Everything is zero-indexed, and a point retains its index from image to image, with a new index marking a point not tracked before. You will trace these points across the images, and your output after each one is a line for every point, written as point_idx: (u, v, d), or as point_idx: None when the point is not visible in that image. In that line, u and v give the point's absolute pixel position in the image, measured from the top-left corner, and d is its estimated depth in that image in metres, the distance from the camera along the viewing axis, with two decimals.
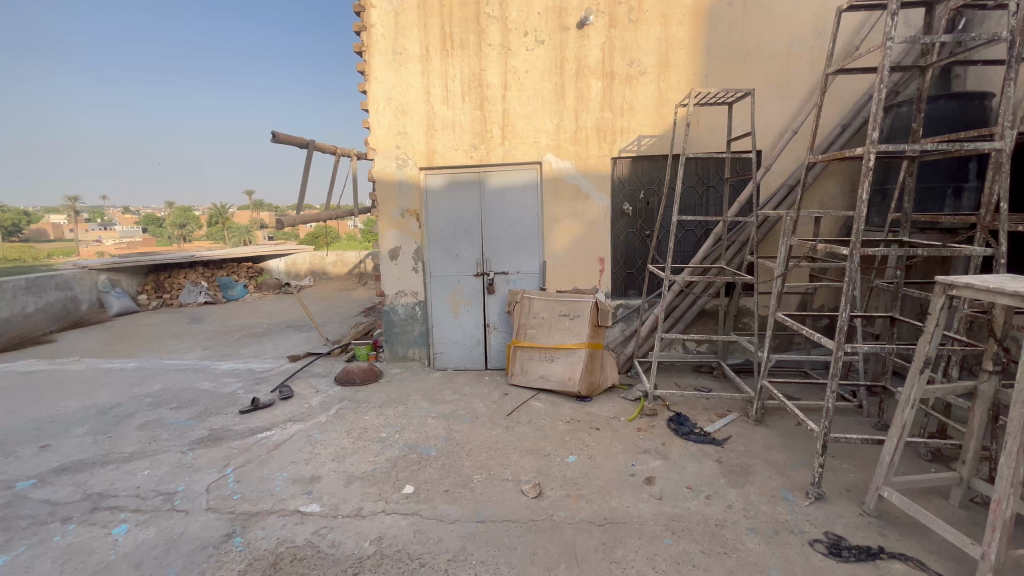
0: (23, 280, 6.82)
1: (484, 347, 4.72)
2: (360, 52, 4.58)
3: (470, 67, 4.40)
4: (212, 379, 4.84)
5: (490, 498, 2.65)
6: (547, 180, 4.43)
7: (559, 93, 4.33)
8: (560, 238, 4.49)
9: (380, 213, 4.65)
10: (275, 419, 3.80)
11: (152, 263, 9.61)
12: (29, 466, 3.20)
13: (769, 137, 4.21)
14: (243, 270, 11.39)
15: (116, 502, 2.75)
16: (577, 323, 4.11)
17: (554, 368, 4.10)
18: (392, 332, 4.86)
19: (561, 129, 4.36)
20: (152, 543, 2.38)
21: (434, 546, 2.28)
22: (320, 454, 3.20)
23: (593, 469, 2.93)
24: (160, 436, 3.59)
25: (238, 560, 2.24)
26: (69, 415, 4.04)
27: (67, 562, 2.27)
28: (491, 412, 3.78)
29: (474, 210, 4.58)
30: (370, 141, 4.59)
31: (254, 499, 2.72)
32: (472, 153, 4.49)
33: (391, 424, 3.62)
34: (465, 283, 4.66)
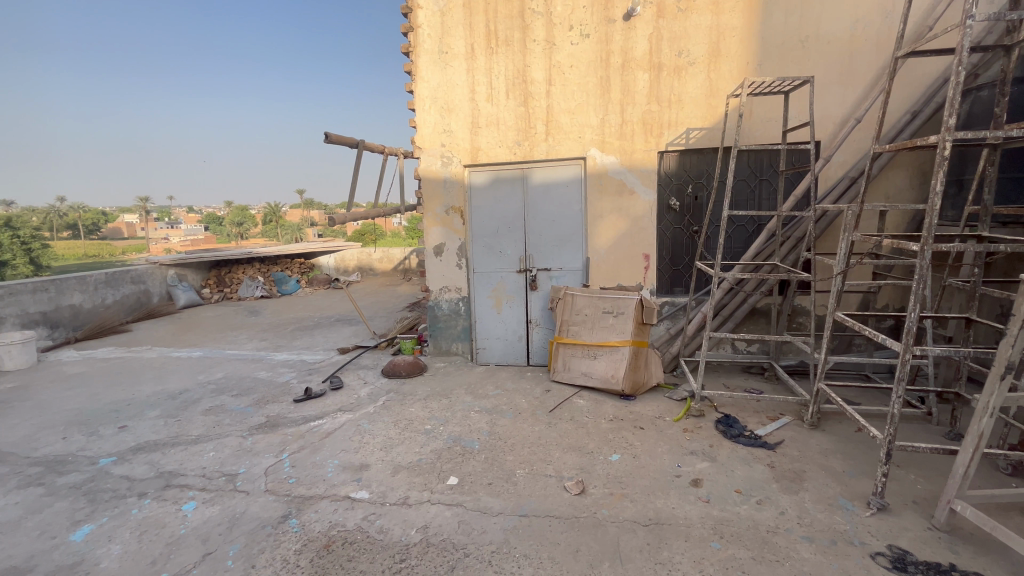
0: (104, 274, 7.44)
1: (526, 343, 4.74)
2: (407, 52, 4.68)
3: (514, 64, 4.41)
4: (269, 369, 5.11)
5: (532, 493, 2.67)
6: (591, 175, 4.38)
7: (604, 87, 4.26)
8: (604, 234, 4.44)
9: (425, 209, 4.75)
10: (326, 408, 3.97)
11: (214, 259, 10.23)
12: (111, 444, 3.50)
13: (829, 127, 3.99)
14: (296, 266, 11.92)
15: (185, 481, 2.96)
16: (621, 321, 4.05)
17: (597, 365, 4.07)
18: (436, 327, 4.97)
19: (606, 123, 4.30)
20: (217, 520, 2.55)
21: (478, 537, 2.32)
22: (369, 443, 3.32)
23: (637, 468, 2.88)
24: (222, 421, 3.83)
25: (294, 540, 2.36)
26: (144, 399, 4.38)
27: (143, 533, 2.47)
28: (533, 407, 3.79)
29: (517, 207, 4.59)
30: (417, 140, 4.68)
31: (307, 483, 2.86)
32: (516, 149, 4.50)
33: (436, 416, 3.70)
34: (507, 279, 4.69)
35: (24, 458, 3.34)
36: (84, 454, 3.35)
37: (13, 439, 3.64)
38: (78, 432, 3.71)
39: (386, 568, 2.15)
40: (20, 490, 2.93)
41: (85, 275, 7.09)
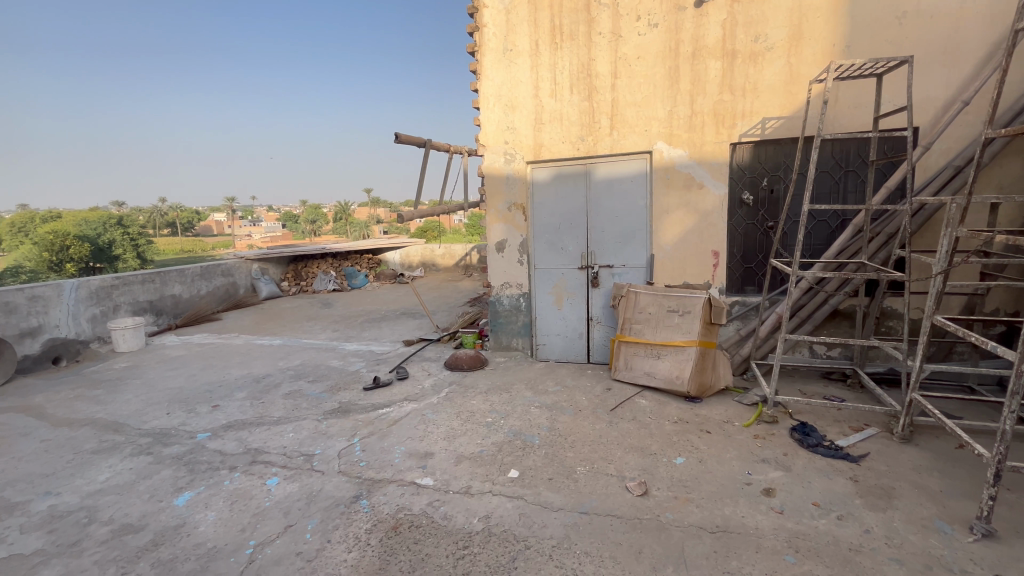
0: (199, 268, 8.22)
1: (587, 341, 4.70)
2: (472, 52, 4.76)
3: (579, 58, 4.36)
4: (341, 358, 5.42)
5: (593, 491, 2.65)
6: (657, 170, 4.25)
7: (672, 78, 4.12)
8: (670, 230, 4.29)
9: (488, 206, 4.82)
10: (393, 397, 4.15)
11: (292, 254, 11.00)
12: (206, 421, 3.87)
13: (929, 112, 3.62)
14: (364, 262, 12.56)
15: (268, 458, 3.21)
16: (687, 320, 3.92)
17: (661, 366, 3.95)
18: (497, 322, 5.03)
19: (674, 115, 4.15)
20: (296, 495, 2.75)
21: (538, 531, 2.34)
22: (433, 432, 3.44)
23: (703, 473, 2.78)
24: (300, 404, 4.11)
25: (365, 519, 2.50)
26: (233, 381, 4.80)
27: (234, 503, 2.71)
28: (594, 406, 3.75)
29: (580, 203, 4.55)
30: (481, 138, 4.76)
31: (377, 467, 3.01)
32: (579, 145, 4.46)
33: (496, 410, 3.77)
34: (569, 275, 4.66)
35: (136, 429, 3.77)
36: (184, 429, 3.73)
37: (128, 412, 4.12)
38: (179, 408, 4.14)
39: (450, 553, 2.22)
40: (134, 457, 3.31)
41: (184, 268, 7.86)
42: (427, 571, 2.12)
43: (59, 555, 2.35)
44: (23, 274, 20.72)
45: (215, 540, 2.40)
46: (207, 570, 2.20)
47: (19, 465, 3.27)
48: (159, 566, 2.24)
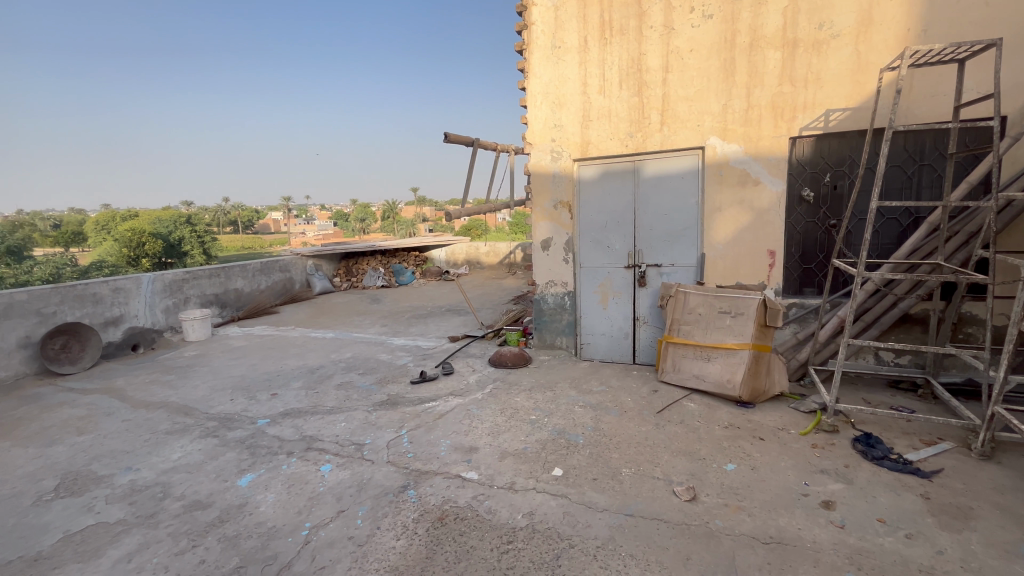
0: (259, 263, 8.71)
1: (633, 341, 4.61)
2: (520, 51, 4.78)
3: (629, 53, 4.29)
4: (389, 352, 5.60)
5: (639, 494, 2.61)
6: (709, 166, 4.11)
7: (727, 70, 3.97)
8: (722, 228, 4.14)
9: (534, 205, 4.82)
10: (439, 392, 4.24)
11: (344, 251, 11.47)
12: (266, 408, 4.10)
13: (1018, 99, 3.31)
14: (411, 259, 12.93)
15: (322, 445, 3.37)
16: (739, 322, 3.77)
17: (711, 369, 3.82)
18: (541, 321, 5.03)
19: (728, 109, 4.00)
20: (348, 482, 2.87)
21: (583, 531, 2.33)
22: (478, 427, 3.49)
23: (755, 481, 2.67)
24: (351, 395, 4.28)
25: (412, 509, 2.57)
26: (289, 371, 5.06)
27: (291, 486, 2.86)
28: (640, 407, 3.69)
29: (627, 200, 4.47)
30: (527, 136, 4.77)
31: (423, 459, 3.09)
32: (628, 141, 4.38)
33: (540, 407, 3.77)
34: (615, 274, 4.59)
35: (204, 413, 4.05)
36: (246, 414, 3.97)
37: (197, 397, 4.42)
38: (242, 395, 4.40)
39: (494, 547, 2.25)
40: (202, 439, 3.56)
41: (246, 264, 8.35)
42: (472, 563, 2.15)
43: (138, 525, 2.56)
44: (106, 269, 22.64)
45: (274, 520, 2.54)
46: (267, 548, 2.33)
47: (105, 442, 3.58)
48: (225, 541, 2.40)
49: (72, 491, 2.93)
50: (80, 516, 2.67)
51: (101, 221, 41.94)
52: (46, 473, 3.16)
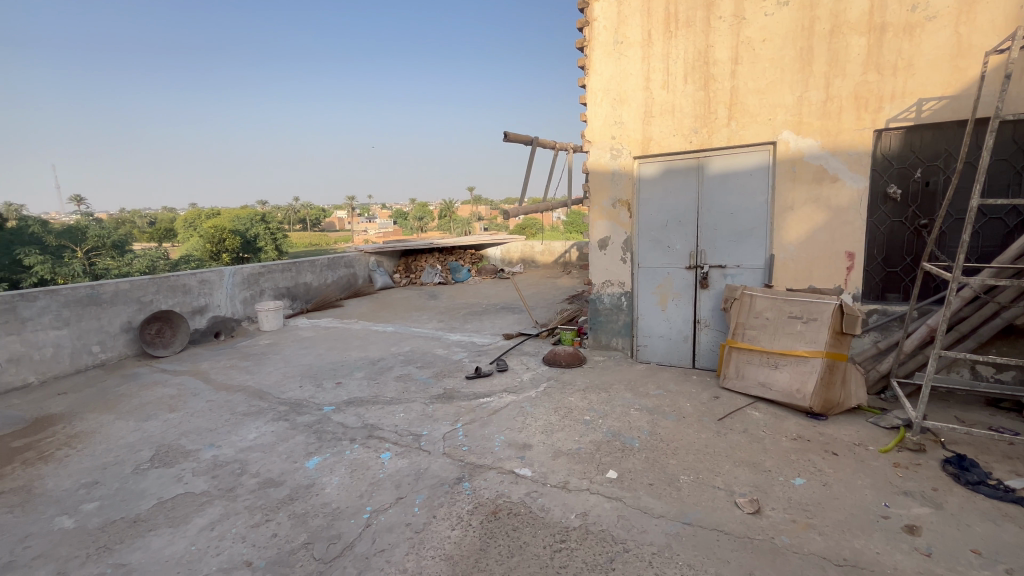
0: (327, 259, 9.21)
1: (693, 345, 4.45)
2: (582, 48, 4.73)
3: (695, 45, 4.13)
4: (445, 347, 5.75)
5: (698, 502, 2.51)
6: (781, 162, 3.88)
7: (804, 60, 3.73)
8: (794, 228, 3.90)
9: (592, 203, 4.77)
10: (494, 388, 4.30)
11: (404, 248, 11.90)
12: (331, 396, 4.34)
13: None
14: (468, 256, 13.21)
15: (382, 434, 3.51)
16: (811, 328, 3.54)
17: (779, 377, 3.61)
18: (597, 321, 4.96)
19: (804, 100, 3.75)
20: (406, 471, 2.98)
21: (638, 536, 2.28)
22: (532, 425, 3.51)
23: (826, 498, 2.50)
24: (410, 387, 4.43)
25: (467, 500, 2.63)
26: (353, 362, 5.31)
27: (354, 471, 3.01)
28: (700, 413, 3.55)
29: (690, 198, 4.32)
30: (587, 134, 4.72)
31: (478, 453, 3.15)
32: (692, 137, 4.23)
33: (595, 408, 3.73)
34: (675, 275, 4.45)
35: (277, 398, 4.34)
36: (314, 401, 4.22)
37: (270, 383, 4.75)
38: (310, 383, 4.69)
39: (547, 545, 2.25)
40: (275, 422, 3.82)
41: (315, 259, 8.86)
42: (525, 559, 2.17)
43: (220, 497, 2.79)
44: (194, 264, 24.74)
45: (339, 502, 2.69)
46: (332, 527, 2.47)
47: (192, 420, 3.93)
48: (295, 518, 2.56)
49: (164, 462, 3.24)
50: (171, 485, 2.95)
51: (189, 220, 45.93)
52: (143, 445, 3.52)
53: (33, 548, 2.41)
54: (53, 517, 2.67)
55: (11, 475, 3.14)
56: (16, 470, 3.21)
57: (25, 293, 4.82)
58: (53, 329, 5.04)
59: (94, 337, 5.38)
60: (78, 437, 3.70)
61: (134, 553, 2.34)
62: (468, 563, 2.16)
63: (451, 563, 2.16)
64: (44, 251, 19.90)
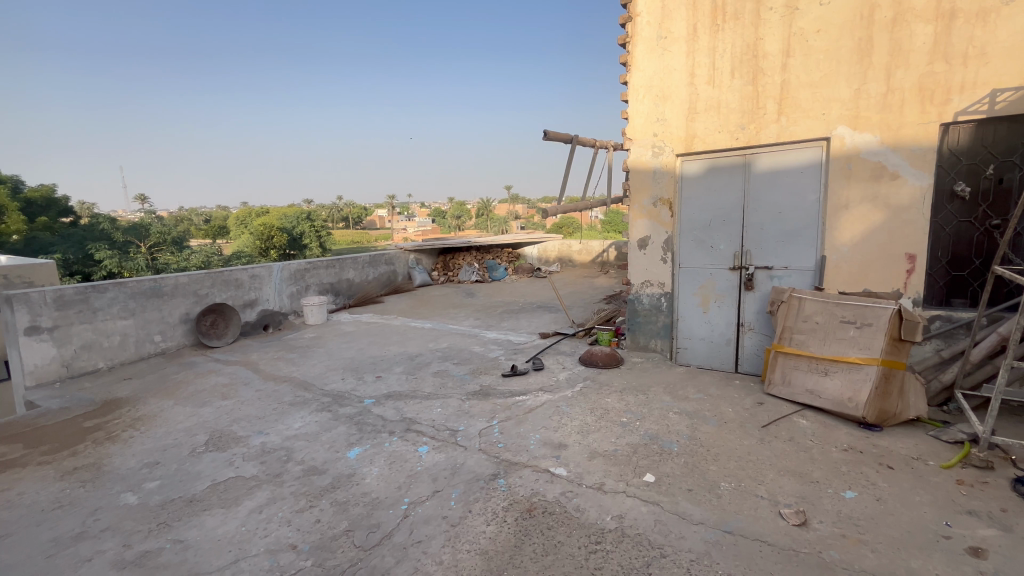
0: (368, 256, 9.47)
1: (736, 349, 4.31)
2: (624, 44, 4.66)
3: (743, 39, 3.99)
4: (482, 344, 5.81)
5: (739, 511, 2.43)
6: (835, 158, 3.70)
7: (862, 51, 3.53)
8: (848, 228, 3.71)
9: (632, 202, 4.69)
10: (530, 386, 4.31)
11: (443, 247, 12.07)
12: (371, 389, 4.46)
13: None
14: (505, 255, 13.27)
15: (420, 428, 3.58)
16: (866, 334, 3.36)
17: (829, 384, 3.45)
18: (635, 322, 4.88)
19: (861, 93, 3.56)
20: (443, 465, 3.03)
21: (676, 542, 2.23)
22: (567, 425, 3.49)
23: (880, 513, 2.37)
24: (447, 383, 4.51)
25: (502, 497, 2.65)
26: (392, 357, 5.45)
27: (392, 463, 3.09)
28: (742, 420, 3.43)
29: (736, 197, 4.19)
30: (628, 132, 4.65)
31: (513, 451, 3.16)
32: (739, 134, 4.09)
33: (632, 410, 3.67)
34: (718, 276, 4.32)
35: (320, 389, 4.51)
36: (355, 393, 4.35)
37: (314, 374, 4.93)
38: (352, 376, 4.84)
39: (582, 545, 2.24)
40: (318, 412, 3.97)
41: (357, 256, 9.14)
42: (559, 558, 2.16)
43: (267, 482, 2.93)
44: (244, 260, 25.96)
45: (378, 492, 2.77)
46: (371, 516, 2.54)
47: (242, 408, 4.14)
48: (337, 505, 2.66)
49: (218, 446, 3.43)
50: (223, 468, 3.12)
51: (241, 218, 48.22)
52: (199, 430, 3.73)
53: (102, 521, 2.61)
54: (119, 493, 2.88)
55: (83, 453, 3.41)
56: (88, 448, 3.48)
57: (97, 285, 5.22)
58: (120, 319, 5.42)
59: (156, 327, 5.74)
60: (141, 420, 3.97)
61: (190, 530, 2.49)
62: (502, 559, 2.17)
63: (486, 558, 2.19)
64: (112, 247, 21.40)
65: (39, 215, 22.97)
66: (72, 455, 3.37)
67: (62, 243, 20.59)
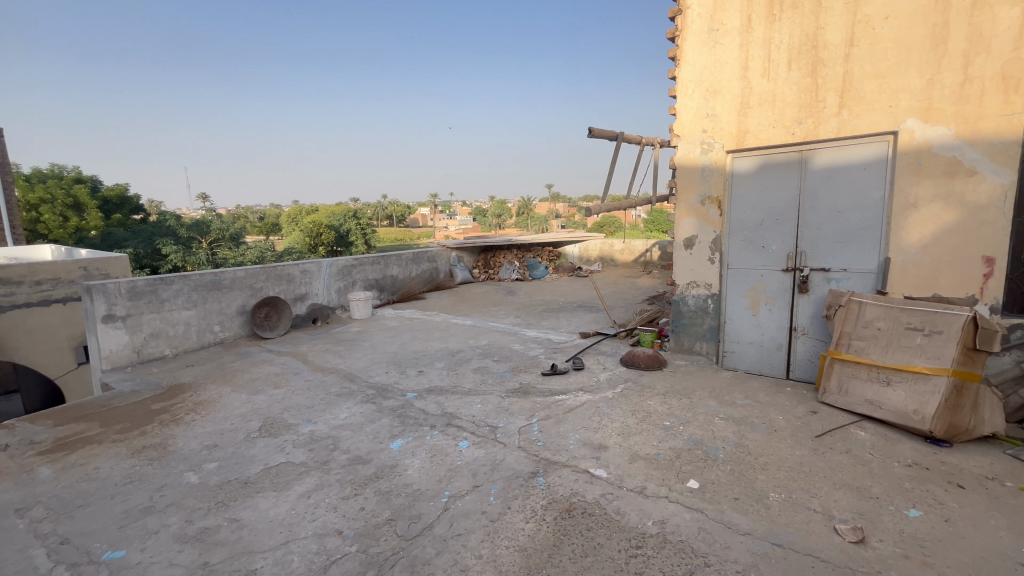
0: (412, 253, 9.69)
1: (788, 354, 4.11)
2: (673, 38, 4.54)
3: (802, 28, 3.79)
4: (522, 342, 5.82)
5: (790, 523, 2.33)
6: (903, 154, 3.46)
7: (936, 37, 3.28)
8: (917, 229, 3.47)
9: (679, 200, 4.57)
10: (569, 386, 4.28)
11: (484, 245, 12.18)
12: (414, 383, 4.57)
13: None
14: (546, 254, 13.24)
15: (460, 423, 3.64)
16: (934, 342, 3.13)
17: (892, 395, 3.24)
18: (679, 323, 4.75)
19: (935, 84, 3.31)
20: (483, 460, 3.06)
21: (721, 551, 2.16)
22: (608, 426, 3.45)
23: (949, 535, 2.20)
24: (487, 379, 4.55)
25: (541, 495, 2.65)
26: (434, 352, 5.55)
27: (434, 456, 3.15)
28: (794, 428, 3.28)
29: (791, 195, 4.00)
30: (675, 128, 4.53)
31: (553, 450, 3.16)
32: (795, 129, 3.89)
33: (676, 414, 3.58)
34: (770, 278, 4.14)
35: (365, 381, 4.66)
36: (398, 387, 4.47)
37: (359, 367, 5.10)
38: (395, 369, 4.97)
39: (623, 549, 2.20)
40: (363, 404, 4.10)
41: (402, 253, 9.37)
42: (599, 560, 2.14)
43: (316, 469, 3.05)
44: (295, 255, 27.21)
45: (419, 484, 2.83)
46: (413, 507, 2.60)
47: (292, 397, 4.33)
48: (380, 495, 2.74)
49: (270, 433, 3.61)
50: (275, 454, 3.28)
51: (293, 216, 50.37)
52: (253, 416, 3.94)
53: (167, 497, 2.80)
54: (182, 472, 3.08)
55: (151, 433, 3.67)
56: (155, 429, 3.74)
57: (164, 277, 5.61)
58: (185, 309, 5.79)
59: (216, 318, 6.10)
60: (202, 404, 4.23)
61: (245, 510, 2.64)
62: (541, 557, 2.17)
63: (524, 555, 2.19)
64: (177, 242, 22.86)
65: (114, 213, 24.83)
66: (142, 435, 3.64)
67: (134, 238, 22.17)
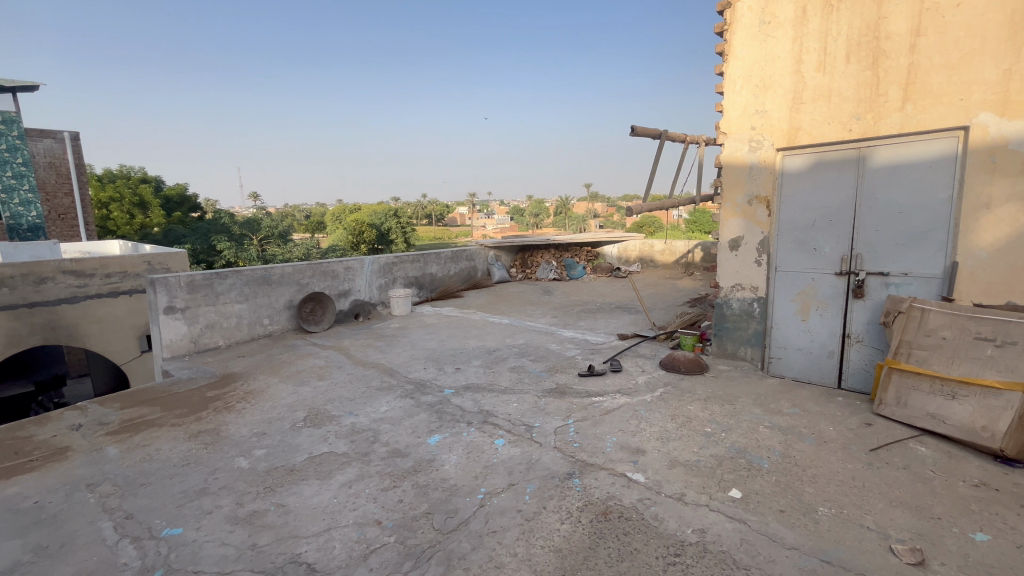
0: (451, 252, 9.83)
1: (840, 362, 3.91)
2: (721, 32, 4.40)
3: (862, 18, 3.59)
4: (559, 343, 5.79)
5: (840, 540, 2.21)
6: (974, 151, 3.22)
7: (1016, 24, 3.02)
8: (989, 231, 3.22)
9: (724, 200, 4.43)
10: (607, 388, 4.22)
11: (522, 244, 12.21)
12: (451, 380, 4.63)
13: None
14: (584, 254, 13.12)
15: (496, 421, 3.66)
16: (1008, 354, 2.91)
17: (956, 409, 3.02)
18: (722, 327, 4.59)
19: (1013, 75, 3.06)
20: (518, 459, 3.07)
21: (765, 564, 2.08)
22: (646, 430, 3.38)
23: (1021, 563, 2.03)
24: (523, 378, 4.56)
25: (577, 497, 2.63)
26: (471, 350, 5.60)
27: (470, 452, 3.18)
28: (846, 440, 3.11)
29: (846, 195, 3.81)
30: (722, 125, 4.39)
31: (589, 451, 3.13)
32: (853, 125, 3.69)
33: (718, 421, 3.46)
34: (822, 282, 3.95)
35: (404, 377, 4.76)
36: (436, 383, 4.55)
37: (399, 362, 5.21)
38: (433, 366, 5.06)
39: (660, 556, 2.16)
40: (402, 398, 4.19)
41: (441, 252, 9.51)
42: (635, 566, 2.10)
43: (356, 460, 3.15)
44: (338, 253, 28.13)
45: (456, 479, 2.87)
46: (449, 502, 2.64)
47: (335, 389, 4.48)
48: (417, 488, 2.79)
49: (314, 423, 3.74)
50: (319, 443, 3.41)
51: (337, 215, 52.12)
52: (299, 406, 4.10)
53: (220, 480, 2.96)
54: (233, 457, 3.25)
55: (206, 419, 3.88)
56: (210, 415, 3.96)
57: (219, 272, 5.93)
58: (237, 303, 6.09)
59: (265, 311, 6.38)
60: (252, 393, 4.44)
61: (291, 496, 2.75)
62: (576, 559, 2.16)
63: (560, 556, 2.18)
64: (230, 240, 24.05)
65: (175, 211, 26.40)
66: (198, 420, 3.86)
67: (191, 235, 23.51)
